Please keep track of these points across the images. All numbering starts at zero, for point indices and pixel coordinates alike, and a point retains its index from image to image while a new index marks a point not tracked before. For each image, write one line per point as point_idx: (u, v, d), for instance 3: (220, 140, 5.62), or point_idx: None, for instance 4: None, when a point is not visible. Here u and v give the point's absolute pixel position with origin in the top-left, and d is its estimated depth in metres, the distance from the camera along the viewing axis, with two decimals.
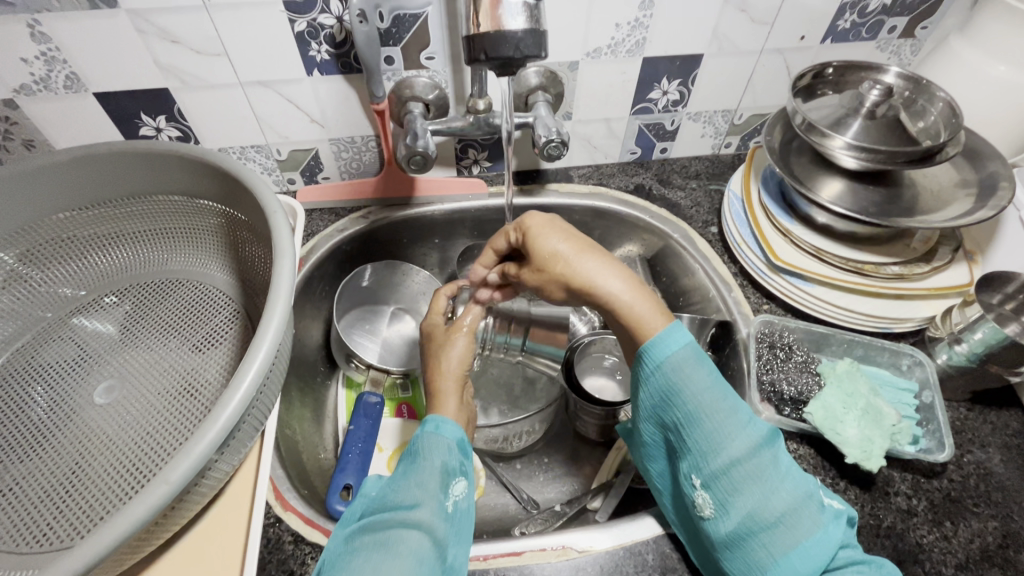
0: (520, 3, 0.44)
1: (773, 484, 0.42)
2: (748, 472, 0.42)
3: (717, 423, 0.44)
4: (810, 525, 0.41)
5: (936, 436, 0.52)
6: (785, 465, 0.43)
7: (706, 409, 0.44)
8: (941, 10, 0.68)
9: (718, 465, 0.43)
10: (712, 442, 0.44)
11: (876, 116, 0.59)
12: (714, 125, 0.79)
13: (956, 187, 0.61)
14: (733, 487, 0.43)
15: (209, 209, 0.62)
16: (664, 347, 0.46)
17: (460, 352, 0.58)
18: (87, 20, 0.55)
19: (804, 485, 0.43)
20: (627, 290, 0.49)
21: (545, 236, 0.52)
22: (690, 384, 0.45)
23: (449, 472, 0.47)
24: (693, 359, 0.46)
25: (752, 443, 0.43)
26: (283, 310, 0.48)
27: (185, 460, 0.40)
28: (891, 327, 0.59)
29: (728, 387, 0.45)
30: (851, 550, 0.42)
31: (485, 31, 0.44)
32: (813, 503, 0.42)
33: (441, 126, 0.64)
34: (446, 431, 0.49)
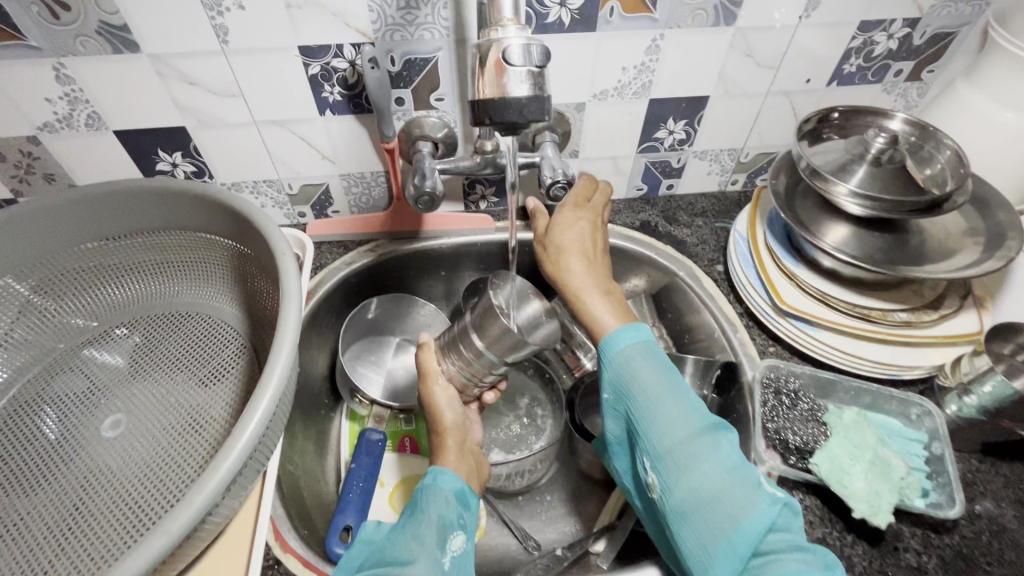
0: (525, 70, 0.44)
1: (711, 462, 0.44)
2: (686, 452, 0.45)
3: (660, 407, 0.47)
4: (744, 505, 0.42)
5: (947, 490, 0.51)
6: (724, 451, 0.45)
7: (650, 394, 0.48)
8: (947, 55, 0.69)
9: (660, 444, 0.46)
10: (655, 424, 0.47)
11: (882, 162, 0.59)
12: (721, 163, 0.79)
13: (964, 235, 0.60)
14: (674, 468, 0.45)
15: (221, 244, 0.63)
16: (619, 342, 0.52)
17: (445, 399, 0.61)
18: (110, 63, 0.57)
19: (742, 469, 0.45)
20: (597, 292, 0.58)
21: (573, 226, 0.63)
22: (639, 373, 0.50)
23: (447, 526, 0.47)
24: (645, 354, 0.51)
25: (692, 426, 0.46)
26: (287, 353, 0.48)
27: (187, 508, 0.40)
28: (901, 374, 0.58)
29: (677, 379, 0.50)
30: (792, 538, 0.42)
31: (490, 98, 0.44)
32: (750, 484, 0.44)
33: (449, 165, 0.65)
34: (443, 482, 0.51)
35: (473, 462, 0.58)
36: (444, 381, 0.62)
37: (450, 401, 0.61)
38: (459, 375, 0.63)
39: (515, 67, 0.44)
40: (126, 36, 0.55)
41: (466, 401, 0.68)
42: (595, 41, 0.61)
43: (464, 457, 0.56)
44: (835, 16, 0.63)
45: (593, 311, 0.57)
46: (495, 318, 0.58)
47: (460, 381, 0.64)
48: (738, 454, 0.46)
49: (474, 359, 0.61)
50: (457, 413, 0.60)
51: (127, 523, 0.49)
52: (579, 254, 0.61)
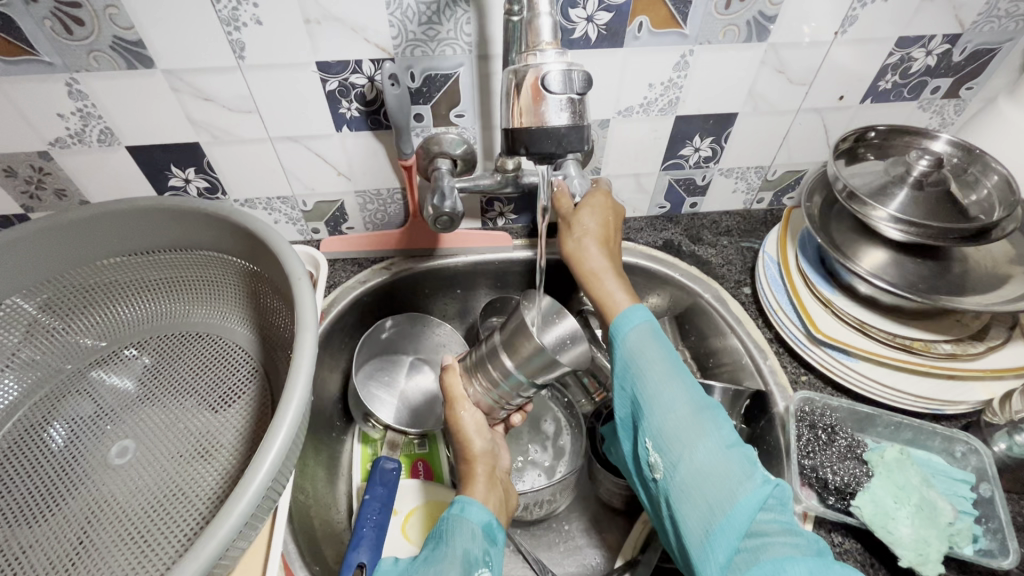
0: (564, 98, 0.42)
1: (710, 440, 0.43)
2: (685, 429, 0.44)
3: (662, 385, 0.47)
4: (741, 484, 0.41)
5: (999, 537, 0.48)
6: (723, 430, 0.44)
7: (652, 373, 0.48)
8: (988, 72, 0.66)
9: (662, 421, 0.45)
10: (656, 401, 0.46)
11: (926, 186, 0.56)
12: (747, 181, 0.77)
13: (1012, 263, 0.57)
14: (672, 444, 0.44)
15: (233, 263, 0.61)
16: (627, 322, 0.52)
17: (474, 424, 0.58)
18: (124, 79, 0.56)
19: (739, 448, 0.44)
20: (609, 274, 0.59)
21: (589, 213, 0.61)
22: (644, 353, 0.49)
23: (472, 560, 0.45)
24: (651, 336, 0.51)
25: (693, 404, 0.46)
26: (303, 385, 0.46)
27: (199, 555, 0.38)
28: (943, 409, 0.55)
29: (681, 361, 0.49)
30: (786, 519, 0.41)
31: (528, 128, 0.42)
32: (747, 462, 0.42)
33: (468, 183, 0.63)
34: (471, 514, 0.48)
35: (502, 491, 0.56)
36: (472, 406, 0.59)
37: (478, 427, 0.58)
38: (485, 398, 0.60)
39: (554, 95, 0.42)
40: (140, 52, 0.54)
41: (492, 422, 0.66)
42: (621, 56, 0.59)
43: (494, 488, 0.54)
44: (872, 32, 0.60)
45: (602, 293, 0.58)
46: (525, 337, 0.55)
47: (487, 403, 0.61)
48: (736, 433, 0.45)
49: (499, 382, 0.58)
50: (486, 438, 0.58)
51: (132, 558, 0.47)
52: (600, 240, 0.61)
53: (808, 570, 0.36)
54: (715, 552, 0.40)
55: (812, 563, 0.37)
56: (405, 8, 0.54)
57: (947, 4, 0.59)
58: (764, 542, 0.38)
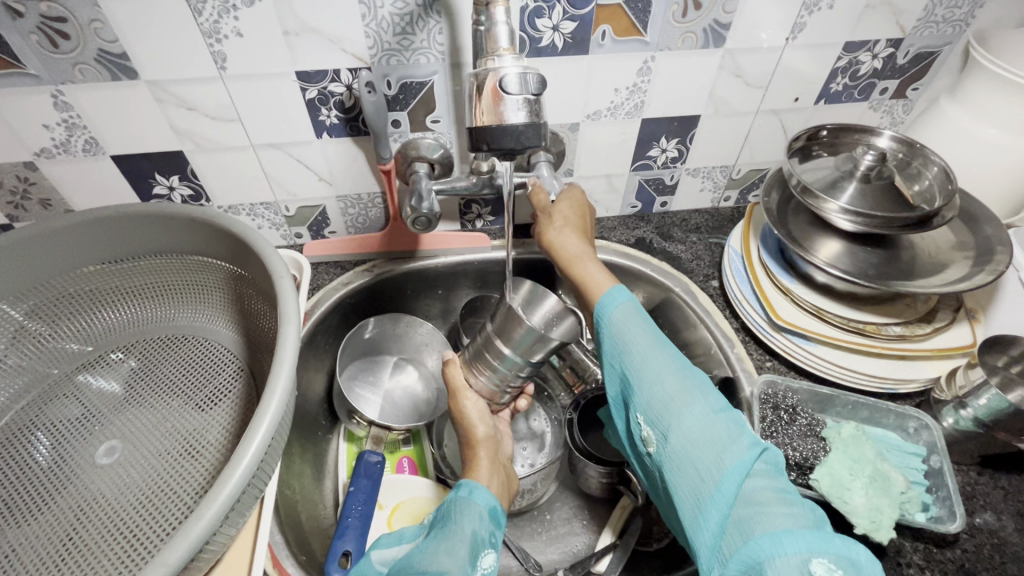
0: (522, 98, 0.45)
1: (697, 411, 0.45)
2: (673, 400, 0.46)
3: (648, 360, 0.49)
4: (728, 451, 0.42)
5: (947, 504, 0.51)
6: (710, 398, 0.46)
7: (638, 349, 0.50)
8: (931, 74, 0.71)
9: (650, 395, 0.47)
10: (643, 375, 0.49)
11: (871, 178, 0.60)
12: (713, 179, 0.80)
13: (954, 250, 0.61)
14: (662, 416, 0.46)
15: (217, 266, 0.63)
16: (611, 302, 0.54)
17: (476, 411, 0.61)
18: (108, 89, 0.58)
19: (726, 415, 0.45)
20: (590, 259, 0.61)
21: (565, 206, 0.65)
22: (630, 332, 0.51)
23: (479, 542, 0.47)
24: (635, 313, 0.53)
25: (680, 376, 0.47)
26: (286, 377, 0.48)
27: (185, 539, 0.40)
28: (895, 387, 0.59)
29: (664, 336, 0.51)
30: (780, 484, 0.41)
31: (489, 125, 0.45)
32: (734, 428, 0.44)
33: (445, 186, 0.66)
34: (478, 497, 0.50)
35: (506, 474, 0.58)
36: (473, 394, 0.62)
37: (480, 414, 0.61)
38: (487, 385, 0.64)
39: (512, 95, 0.45)
40: (124, 64, 0.56)
41: (495, 410, 0.69)
42: (587, 63, 0.62)
43: (497, 471, 0.56)
44: (821, 37, 0.65)
45: (584, 275, 0.59)
46: (517, 323, 0.58)
47: (488, 392, 0.64)
48: (723, 401, 0.46)
49: (496, 371, 0.62)
50: (488, 425, 0.61)
51: (120, 554, 0.48)
52: (577, 230, 0.64)
53: (803, 540, 0.36)
54: (708, 521, 0.41)
55: (806, 533, 0.36)
56: (380, 19, 0.57)
57: (887, 11, 0.63)
58: (754, 508, 0.39)
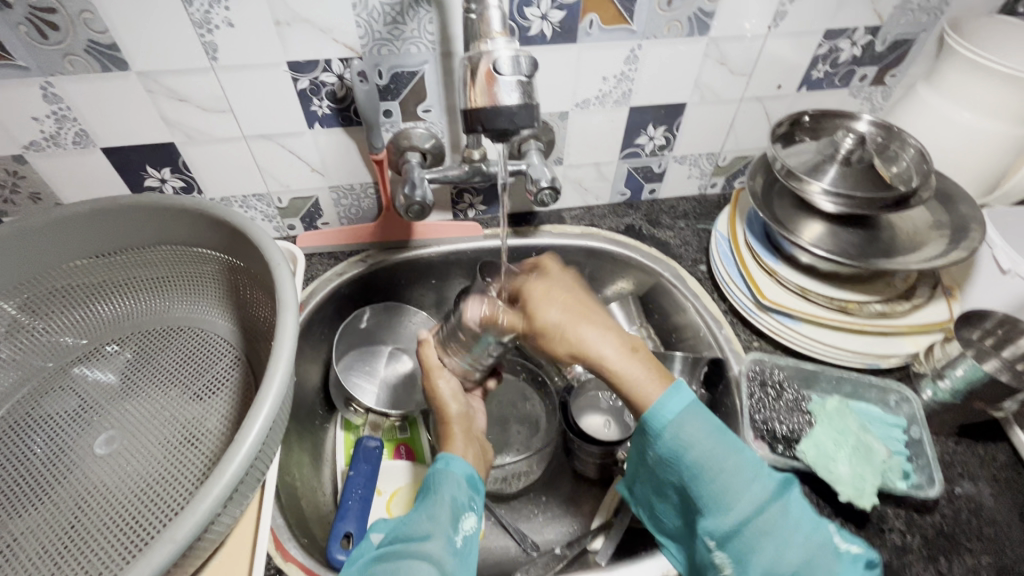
0: (514, 80, 0.46)
1: (786, 537, 0.42)
2: (760, 531, 0.43)
3: (723, 479, 0.44)
4: (826, 575, 0.41)
5: (927, 471, 0.54)
6: (797, 516, 0.43)
7: (709, 466, 0.45)
8: (908, 61, 0.73)
9: (731, 525, 0.43)
10: (721, 498, 0.44)
11: (851, 161, 0.62)
12: (700, 167, 0.82)
13: (931, 229, 0.64)
14: (744, 547, 0.43)
15: (211, 257, 0.63)
16: (666, 412, 0.46)
17: (447, 390, 0.62)
18: (99, 81, 0.58)
19: (818, 533, 0.43)
20: (620, 354, 0.50)
21: (545, 301, 0.55)
22: (698, 447, 0.45)
23: (459, 507, 0.49)
24: (698, 422, 0.46)
25: (759, 496, 0.44)
26: (285, 361, 0.49)
27: (191, 517, 0.41)
28: (877, 363, 0.61)
29: (735, 443, 0.46)
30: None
31: (481, 106, 0.46)
32: (830, 552, 0.42)
33: (438, 174, 0.66)
34: (455, 467, 0.52)
35: (479, 447, 0.60)
36: (447, 373, 0.63)
37: (454, 393, 0.62)
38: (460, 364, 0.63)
39: (504, 76, 0.46)
40: (115, 55, 0.56)
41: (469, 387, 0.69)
42: (576, 52, 0.64)
43: (470, 444, 0.58)
44: (802, 26, 0.66)
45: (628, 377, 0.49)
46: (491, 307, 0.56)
47: (460, 369, 0.64)
48: (810, 516, 0.44)
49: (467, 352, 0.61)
50: (460, 401, 0.62)
51: (123, 540, 0.49)
52: (568, 309, 0.54)
53: None
54: None
55: None
56: (371, 9, 0.57)
57: None
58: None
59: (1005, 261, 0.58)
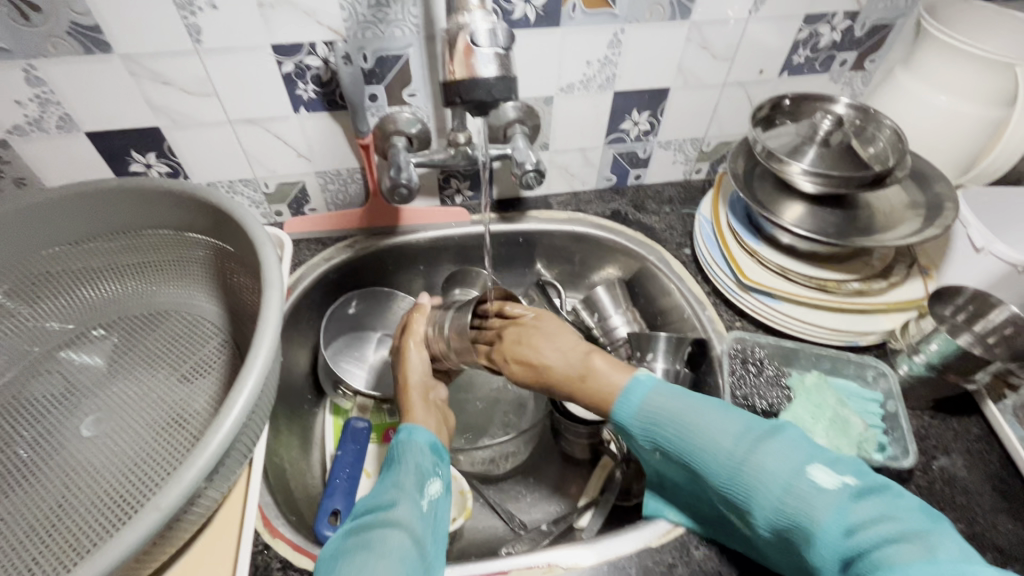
0: (492, 52, 0.47)
1: (768, 482, 0.42)
2: (745, 479, 0.43)
3: (701, 442, 0.46)
4: (820, 512, 0.39)
5: (902, 443, 0.55)
6: (780, 457, 0.43)
7: (684, 436, 0.47)
8: (887, 45, 0.74)
9: (723, 485, 0.45)
10: (705, 460, 0.46)
11: (830, 143, 0.64)
12: (684, 152, 0.83)
13: (907, 208, 0.65)
14: (740, 500, 0.44)
15: (197, 241, 0.63)
16: (629, 401, 0.51)
17: (416, 361, 0.64)
18: (82, 63, 0.58)
19: (802, 470, 0.41)
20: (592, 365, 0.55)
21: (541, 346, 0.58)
22: (669, 420, 0.48)
23: (424, 473, 0.51)
24: (663, 398, 0.49)
25: (739, 446, 0.44)
26: (270, 339, 0.50)
27: (176, 487, 0.42)
28: (856, 340, 0.63)
29: (704, 405, 0.48)
30: (896, 523, 0.38)
31: (460, 79, 0.47)
32: (817, 484, 0.41)
33: (423, 158, 0.67)
34: (418, 436, 0.54)
35: (440, 414, 0.61)
36: (421, 345, 0.66)
37: (423, 365, 0.64)
38: (435, 338, 0.66)
39: (481, 49, 0.47)
40: (98, 37, 0.56)
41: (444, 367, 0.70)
42: (559, 35, 0.64)
43: (432, 411, 0.59)
44: (782, 10, 0.67)
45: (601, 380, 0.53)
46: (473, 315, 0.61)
47: (438, 348, 0.65)
48: (801, 451, 0.42)
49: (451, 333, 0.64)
50: (428, 372, 0.64)
51: (110, 518, 0.49)
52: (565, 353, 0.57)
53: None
54: None
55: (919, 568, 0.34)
56: None
57: None
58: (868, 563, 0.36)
59: (978, 239, 0.60)
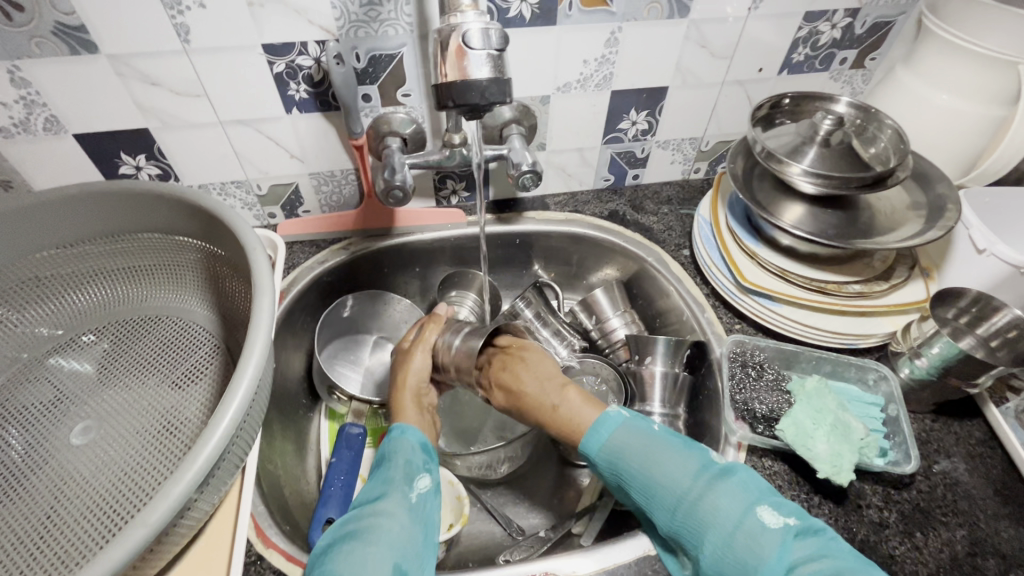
0: (484, 53, 0.46)
1: (715, 525, 0.44)
2: (693, 518, 0.45)
3: (656, 483, 0.48)
4: (763, 553, 0.42)
5: (903, 448, 0.55)
6: (728, 502, 0.45)
7: (642, 477, 0.49)
8: (887, 43, 0.73)
9: (672, 521, 0.47)
10: (659, 500, 0.48)
11: (831, 143, 0.63)
12: (683, 152, 0.82)
13: (908, 209, 0.64)
14: (688, 538, 0.46)
15: (188, 244, 0.62)
16: (596, 433, 0.53)
17: (419, 365, 0.63)
18: (68, 64, 0.56)
19: (749, 515, 0.43)
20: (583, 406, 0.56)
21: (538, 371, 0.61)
22: (625, 456, 0.50)
23: (413, 468, 0.50)
24: (625, 435, 0.51)
25: (689, 491, 0.46)
26: (262, 346, 0.49)
27: (165, 501, 0.40)
28: (857, 343, 0.62)
29: (658, 444, 0.50)
30: (827, 565, 0.41)
31: (453, 81, 0.46)
32: (759, 528, 0.43)
33: (418, 159, 0.66)
34: (408, 434, 0.53)
35: (431, 418, 0.61)
36: (427, 351, 0.64)
37: (424, 371, 0.63)
38: (442, 348, 0.65)
39: (475, 50, 0.46)
40: (83, 36, 0.55)
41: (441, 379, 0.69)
42: (555, 34, 0.63)
43: (423, 412, 0.59)
44: (782, 8, 0.66)
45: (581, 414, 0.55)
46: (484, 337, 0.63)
47: (443, 360, 0.65)
48: (745, 496, 0.45)
49: (462, 350, 0.63)
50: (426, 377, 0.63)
51: (99, 530, 0.48)
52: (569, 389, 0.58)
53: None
54: None
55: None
56: None
57: None
58: None
59: (980, 241, 0.59)
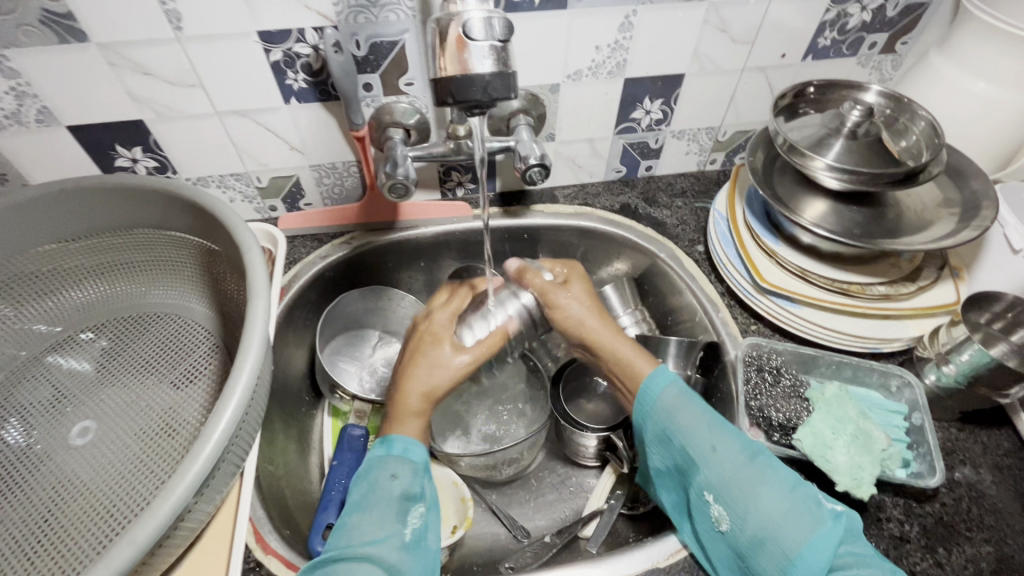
0: (487, 44, 0.44)
1: (770, 488, 0.45)
2: (747, 479, 0.46)
3: (710, 436, 0.49)
4: (815, 522, 0.43)
5: (927, 460, 0.52)
6: (780, 473, 0.46)
7: (696, 433, 0.49)
8: (920, 27, 0.68)
9: (722, 473, 0.47)
10: (710, 452, 0.48)
11: (858, 135, 0.59)
12: (699, 142, 0.78)
13: (940, 207, 0.61)
14: (737, 496, 0.45)
15: (186, 240, 0.60)
16: (657, 384, 0.54)
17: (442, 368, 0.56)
18: (56, 53, 0.54)
19: (801, 487, 0.45)
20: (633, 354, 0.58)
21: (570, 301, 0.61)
22: (682, 413, 0.51)
23: (409, 498, 0.48)
24: (685, 395, 0.53)
25: (745, 452, 0.47)
26: (256, 352, 0.47)
27: (153, 517, 0.39)
28: (879, 347, 0.59)
29: (716, 411, 0.51)
30: (861, 550, 0.43)
31: (453, 75, 0.44)
32: (813, 503, 0.44)
33: (422, 152, 0.63)
34: (413, 455, 0.51)
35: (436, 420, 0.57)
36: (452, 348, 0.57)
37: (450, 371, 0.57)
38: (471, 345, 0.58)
39: (477, 42, 0.44)
40: (71, 24, 0.52)
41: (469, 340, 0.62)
42: (566, 19, 0.60)
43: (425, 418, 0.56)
44: None
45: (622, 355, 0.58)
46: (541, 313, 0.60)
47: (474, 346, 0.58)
48: (794, 472, 0.46)
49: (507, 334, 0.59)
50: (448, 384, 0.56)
51: (97, 536, 0.48)
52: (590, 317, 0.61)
53: None
54: None
55: None
56: None
57: None
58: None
59: (1017, 241, 0.56)
